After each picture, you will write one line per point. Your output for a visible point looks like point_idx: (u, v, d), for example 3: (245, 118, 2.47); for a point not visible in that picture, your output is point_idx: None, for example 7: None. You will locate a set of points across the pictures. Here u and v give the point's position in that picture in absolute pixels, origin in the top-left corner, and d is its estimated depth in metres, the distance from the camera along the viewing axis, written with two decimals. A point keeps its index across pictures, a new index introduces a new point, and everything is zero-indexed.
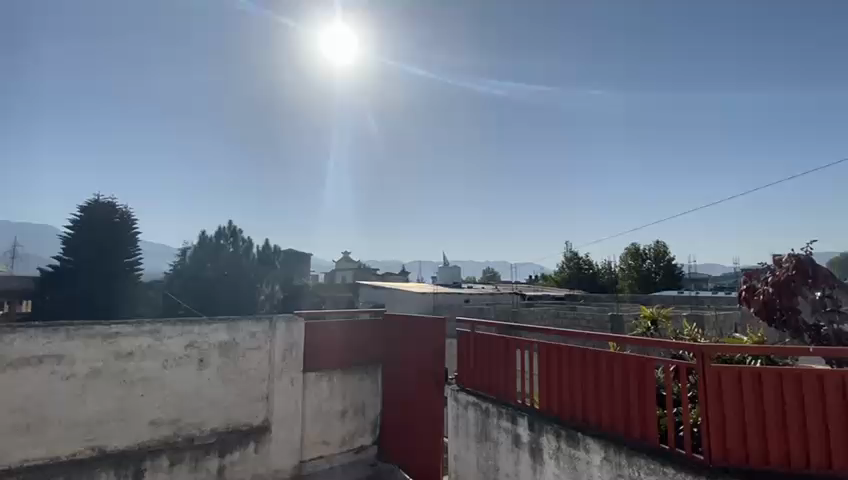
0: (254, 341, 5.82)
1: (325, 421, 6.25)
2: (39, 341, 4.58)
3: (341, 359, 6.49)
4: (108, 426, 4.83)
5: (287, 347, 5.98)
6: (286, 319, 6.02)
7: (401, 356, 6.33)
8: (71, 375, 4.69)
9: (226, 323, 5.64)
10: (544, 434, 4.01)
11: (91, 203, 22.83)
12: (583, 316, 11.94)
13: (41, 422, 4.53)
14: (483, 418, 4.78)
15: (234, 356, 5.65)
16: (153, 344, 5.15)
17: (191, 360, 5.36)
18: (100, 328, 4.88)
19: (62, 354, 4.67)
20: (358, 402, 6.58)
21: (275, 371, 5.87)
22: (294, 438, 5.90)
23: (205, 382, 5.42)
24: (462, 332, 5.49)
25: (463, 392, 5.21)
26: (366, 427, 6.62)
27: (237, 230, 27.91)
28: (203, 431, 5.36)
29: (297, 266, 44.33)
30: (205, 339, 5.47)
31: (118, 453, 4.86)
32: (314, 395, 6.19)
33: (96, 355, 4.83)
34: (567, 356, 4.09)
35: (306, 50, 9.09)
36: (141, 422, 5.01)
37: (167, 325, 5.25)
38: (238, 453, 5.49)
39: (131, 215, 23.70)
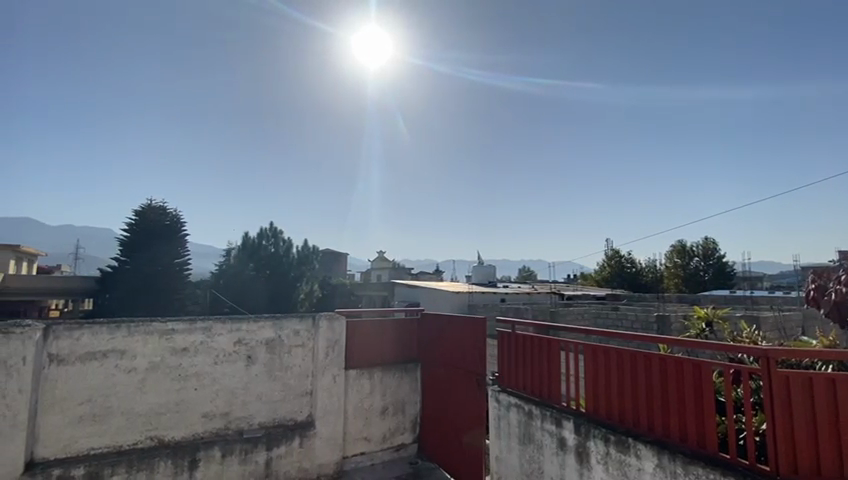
0: (298, 338, 5.98)
1: (366, 418, 6.34)
2: (103, 337, 4.90)
3: (381, 357, 6.56)
4: (165, 418, 5.11)
5: (329, 345, 6.09)
6: (328, 317, 6.13)
7: (441, 356, 6.34)
8: (132, 369, 4.99)
9: (272, 321, 5.84)
10: (591, 438, 3.86)
11: (145, 207, 24.39)
12: (627, 317, 11.49)
13: (106, 412, 4.85)
14: (525, 420, 4.68)
15: (279, 353, 5.83)
16: (205, 341, 5.39)
17: (239, 356, 5.57)
18: (157, 325, 5.16)
19: (124, 349, 4.98)
20: (398, 401, 6.62)
21: (319, 368, 5.99)
22: (337, 435, 5.99)
23: (253, 378, 5.62)
24: (502, 331, 5.42)
25: (504, 393, 5.13)
26: (406, 425, 6.66)
27: (279, 231, 28.48)
28: (252, 424, 5.58)
29: (334, 266, 45.20)
30: (252, 336, 5.68)
31: (174, 443, 5.13)
32: (356, 392, 6.28)
33: (153, 351, 5.11)
34: (616, 358, 3.92)
35: (342, 53, 9.24)
36: (194, 414, 5.27)
37: (217, 323, 5.49)
38: (284, 448, 5.62)
39: (180, 218, 25.00)
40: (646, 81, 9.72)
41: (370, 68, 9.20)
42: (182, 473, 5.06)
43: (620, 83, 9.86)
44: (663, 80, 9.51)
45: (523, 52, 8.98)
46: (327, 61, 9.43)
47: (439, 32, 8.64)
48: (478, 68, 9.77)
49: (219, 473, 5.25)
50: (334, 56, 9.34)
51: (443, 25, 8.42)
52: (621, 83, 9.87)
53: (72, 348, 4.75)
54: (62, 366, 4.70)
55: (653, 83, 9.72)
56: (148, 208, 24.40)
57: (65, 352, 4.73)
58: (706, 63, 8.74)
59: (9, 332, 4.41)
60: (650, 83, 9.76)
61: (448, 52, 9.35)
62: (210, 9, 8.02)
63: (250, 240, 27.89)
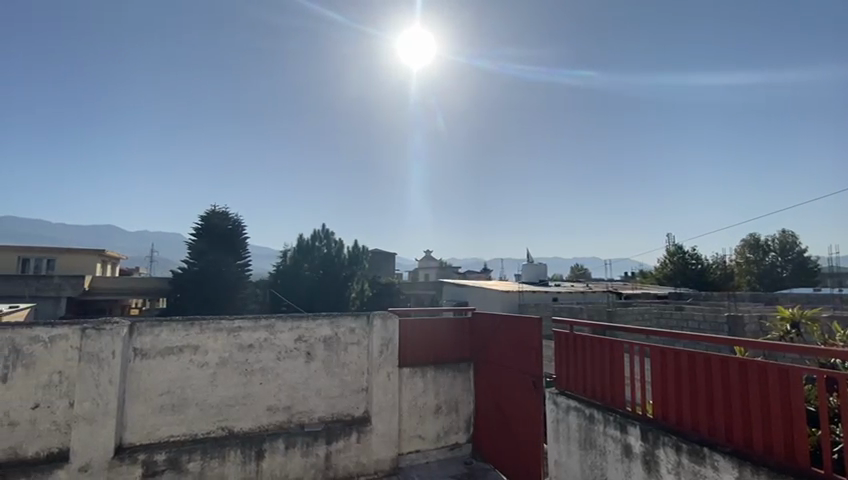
0: (354, 336, 6.14)
1: (420, 416, 6.38)
2: (179, 333, 5.31)
3: (434, 356, 6.59)
4: (234, 409, 5.44)
5: (383, 343, 6.18)
6: (381, 315, 6.25)
7: (494, 356, 6.26)
8: (204, 364, 5.36)
9: (329, 318, 6.04)
10: (661, 445, 3.63)
11: (209, 213, 26.15)
12: (693, 317, 10.70)
13: (182, 403, 5.24)
14: (586, 425, 4.49)
15: (337, 350, 6.02)
16: (269, 337, 5.69)
17: (300, 353, 5.81)
18: (226, 322, 5.51)
19: (197, 345, 5.36)
20: (452, 399, 6.62)
21: (374, 365, 6.11)
22: (393, 432, 6.08)
23: (312, 374, 5.84)
24: (558, 331, 5.24)
25: (563, 396, 4.96)
26: (460, 425, 6.64)
27: (330, 232, 29.65)
28: (312, 418, 5.80)
29: (382, 266, 45.95)
30: (311, 333, 5.91)
31: (242, 433, 5.45)
32: (410, 390, 6.35)
33: (223, 347, 5.46)
34: (688, 361, 3.66)
35: (387, 57, 9.44)
36: (261, 407, 5.57)
37: (279, 321, 5.76)
38: (342, 442, 5.78)
39: (241, 222, 26.68)
40: (710, 67, 9.03)
41: (415, 70, 9.32)
42: (250, 462, 5.35)
43: (681, 72, 9.23)
44: (730, 67, 8.79)
45: (572, 45, 8.64)
46: (375, 66, 9.63)
47: (486, 29, 8.52)
48: (527, 65, 9.53)
49: (284, 463, 5.50)
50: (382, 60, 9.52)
51: (490, 23, 8.29)
52: (681, 72, 9.23)
53: (154, 343, 5.19)
54: (145, 360, 5.14)
55: (716, 70, 9.04)
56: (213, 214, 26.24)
57: (147, 346, 5.17)
58: (779, 45, 7.99)
59: (102, 328, 4.90)
60: (716, 72, 9.06)
61: (494, 49, 9.20)
62: (264, 23, 8.50)
63: (305, 241, 29.47)
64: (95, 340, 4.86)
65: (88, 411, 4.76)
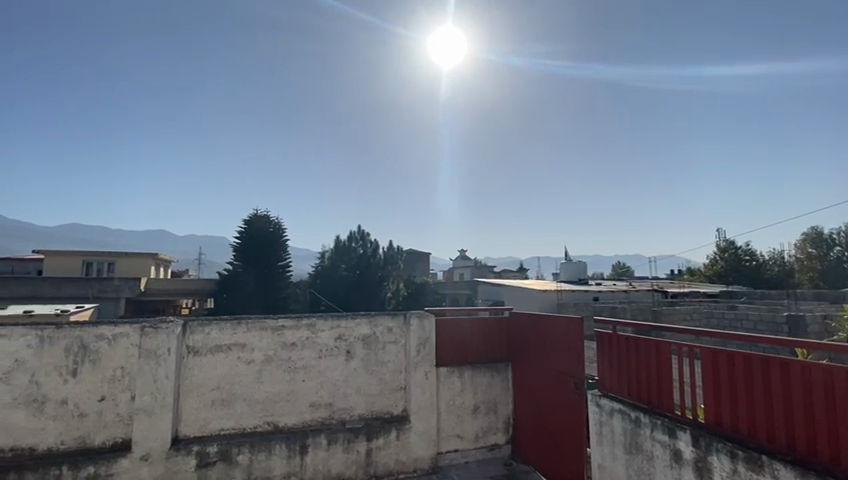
0: (391, 335, 6.23)
1: (459, 416, 6.38)
2: (228, 332, 5.58)
3: (471, 356, 6.56)
4: (279, 405, 5.66)
5: (420, 342, 6.23)
6: (418, 315, 6.29)
7: (532, 356, 6.18)
8: (251, 361, 5.61)
9: (367, 317, 6.16)
10: (714, 452, 3.44)
11: (252, 217, 27.27)
12: (747, 316, 10.08)
13: (231, 398, 5.51)
14: (632, 429, 4.33)
15: (375, 349, 6.12)
16: (310, 336, 5.87)
17: (340, 351, 5.96)
18: (270, 321, 5.74)
19: (244, 343, 5.62)
20: (490, 399, 6.57)
21: (411, 364, 6.17)
22: (432, 431, 6.11)
23: (352, 372, 5.98)
24: (600, 332, 5.09)
25: (606, 398, 4.81)
26: (499, 426, 6.58)
27: (366, 233, 30.21)
28: (353, 415, 5.93)
29: (417, 266, 46.12)
30: (350, 332, 6.05)
31: (287, 429, 5.65)
32: (448, 389, 6.36)
33: (268, 345, 5.69)
34: (742, 363, 3.44)
35: (419, 57, 9.48)
36: (303, 404, 5.76)
37: (320, 320, 5.94)
38: (382, 439, 5.88)
39: (282, 225, 27.66)
40: None
41: (446, 71, 9.40)
42: (295, 457, 5.55)
43: None
44: None
45: None
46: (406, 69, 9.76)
47: None
48: None
49: (326, 459, 5.66)
50: (414, 63, 9.65)
51: None
52: None
53: (205, 342, 5.48)
54: (197, 357, 5.44)
55: None
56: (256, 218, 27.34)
57: (200, 344, 5.48)
58: None
59: (159, 326, 5.24)
60: None
61: None
62: None
63: (342, 243, 30.24)
64: (152, 338, 5.20)
65: (148, 405, 5.10)
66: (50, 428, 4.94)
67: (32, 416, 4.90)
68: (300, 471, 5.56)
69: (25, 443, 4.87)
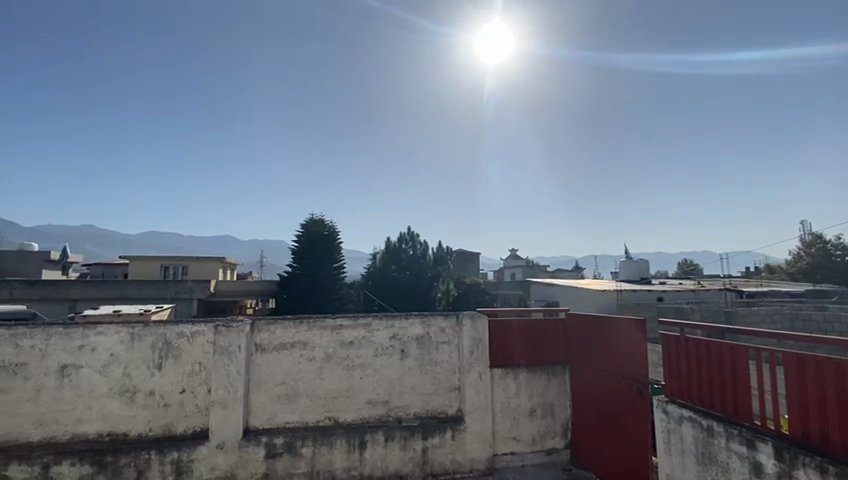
0: (444, 335, 6.28)
1: (514, 418, 6.29)
2: (291, 330, 5.91)
3: (526, 357, 6.44)
4: (338, 401, 5.90)
5: (474, 342, 6.23)
6: (471, 316, 6.29)
7: (590, 358, 5.98)
8: (312, 358, 5.90)
9: (420, 318, 6.26)
10: (801, 467, 3.15)
11: (308, 221, 28.46)
12: (841, 318, 9.03)
13: (295, 393, 5.82)
14: (704, 438, 4.05)
15: (429, 348, 6.21)
16: (367, 335, 6.07)
17: (394, 350, 6.11)
18: (329, 321, 6.00)
19: (306, 342, 5.92)
20: (547, 403, 6.42)
21: (465, 364, 6.17)
22: (487, 432, 6.08)
23: (407, 371, 6.10)
24: (666, 334, 4.80)
25: (674, 405, 4.54)
26: (557, 430, 6.40)
27: (415, 234, 30.62)
28: (409, 413, 6.05)
29: (467, 267, 45.74)
30: (404, 332, 6.17)
31: (347, 424, 5.87)
32: (502, 391, 6.29)
33: (328, 343, 5.95)
34: (832, 370, 3.12)
35: None
36: (361, 400, 5.96)
37: (375, 320, 6.12)
38: (438, 438, 5.94)
39: (336, 229, 28.67)
40: None
41: None
42: (354, 451, 5.76)
43: None
44: None
45: None
46: None
47: None
48: None
49: (384, 455, 5.82)
50: None
51: None
52: None
53: (271, 339, 5.85)
54: (264, 354, 5.81)
55: None
56: (312, 222, 28.49)
57: (266, 342, 5.84)
58: None
59: (230, 325, 5.66)
60: None
61: None
62: None
63: (392, 244, 30.81)
64: (225, 336, 5.63)
65: (222, 397, 5.52)
66: (140, 416, 5.50)
67: (125, 404, 5.48)
68: (360, 466, 5.76)
69: (120, 429, 5.46)
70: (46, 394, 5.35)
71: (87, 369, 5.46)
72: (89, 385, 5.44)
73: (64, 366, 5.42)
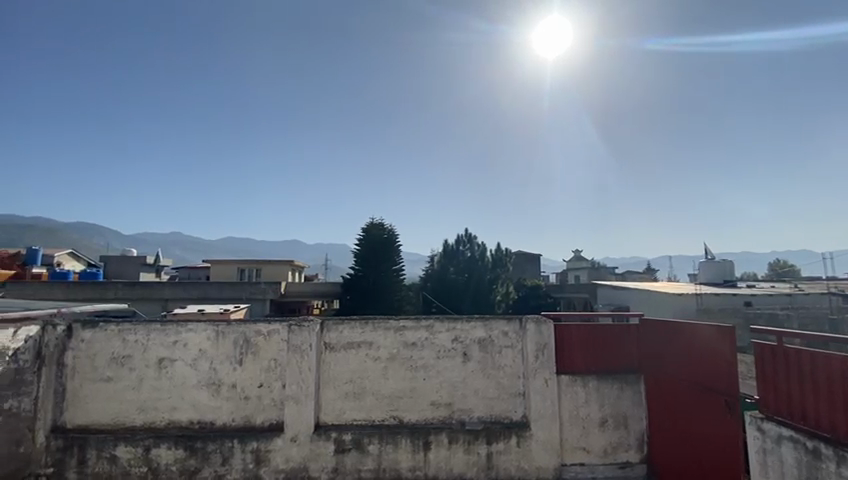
0: (507, 339, 6.17)
1: (583, 428, 6.01)
2: (357, 330, 6.12)
3: (595, 364, 6.13)
4: (402, 401, 6.01)
5: (538, 347, 6.04)
6: (535, 320, 6.11)
7: (669, 367, 5.57)
8: (377, 358, 6.07)
9: (482, 321, 6.19)
10: None
11: (368, 225, 29.25)
12: None
13: (362, 392, 6.02)
14: (809, 461, 3.59)
15: (492, 352, 6.13)
16: (429, 337, 6.13)
17: (457, 353, 6.10)
18: (392, 322, 6.14)
19: (371, 341, 6.10)
20: (619, 414, 6.06)
21: (530, 370, 6.01)
22: (554, 441, 5.87)
23: (470, 374, 6.07)
24: (760, 344, 4.33)
25: (771, 422, 4.06)
26: (632, 443, 6.01)
27: (473, 236, 30.39)
28: (472, 417, 6.00)
29: (527, 268, 44.50)
30: (466, 335, 6.15)
31: (411, 425, 5.96)
32: (570, 399, 6.03)
33: (391, 344, 6.10)
34: None
35: None
36: (425, 402, 6.02)
37: (437, 322, 6.16)
38: (503, 444, 5.85)
39: (395, 231, 29.20)
40: None
41: None
42: (418, 452, 5.83)
43: None
44: None
45: None
46: None
47: None
48: None
49: (448, 457, 5.83)
50: None
51: None
52: None
53: (338, 339, 6.09)
54: (332, 352, 6.08)
55: None
56: (372, 225, 29.18)
57: (334, 341, 6.11)
58: None
59: (302, 324, 6.01)
60: None
61: None
62: None
63: (450, 246, 30.81)
64: (298, 335, 5.99)
65: (295, 393, 5.86)
66: (224, 407, 5.99)
67: (211, 396, 6.00)
68: (424, 467, 5.82)
69: (208, 418, 5.98)
70: (147, 384, 6.01)
71: (180, 362, 6.05)
72: (182, 376, 6.02)
73: (161, 359, 6.05)
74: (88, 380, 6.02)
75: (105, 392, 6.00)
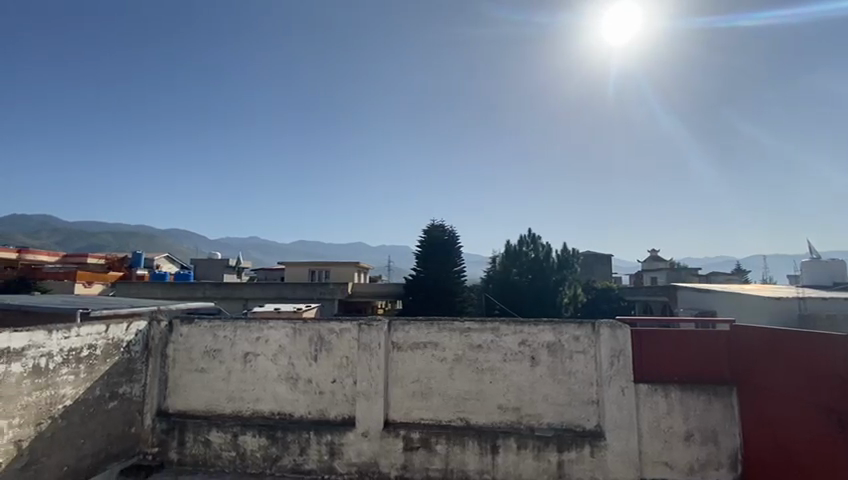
0: (579, 344, 5.91)
1: (665, 441, 5.59)
2: (423, 331, 6.22)
3: (677, 373, 5.68)
4: (469, 403, 6.00)
5: (613, 354, 5.71)
6: (609, 324, 5.79)
7: (765, 379, 5.04)
8: (443, 359, 6.13)
9: (551, 324, 6.00)
10: None
11: (429, 227, 29.60)
12: None
13: (429, 391, 6.11)
14: None
15: (561, 357, 5.91)
16: (495, 339, 6.06)
17: (524, 356, 5.97)
18: (458, 323, 6.16)
19: (437, 342, 6.17)
20: (708, 428, 5.55)
21: (604, 377, 5.71)
22: (632, 453, 5.52)
23: (538, 379, 5.90)
24: None
25: None
26: (724, 461, 5.47)
27: (537, 236, 29.56)
28: (542, 423, 5.83)
29: (597, 268, 42.25)
30: (534, 338, 5.99)
31: (478, 427, 5.93)
32: (650, 409, 5.64)
33: (457, 345, 6.12)
34: None
35: None
36: (492, 405, 5.96)
37: (503, 324, 6.07)
38: (575, 453, 5.62)
39: (455, 233, 29.26)
40: None
41: None
42: (486, 455, 5.79)
43: None
44: None
45: None
46: None
47: None
48: None
49: (517, 462, 5.73)
50: None
51: None
52: None
53: (405, 339, 6.24)
54: (400, 351, 6.23)
55: None
56: (432, 227, 29.49)
57: (401, 340, 6.25)
58: None
59: (371, 323, 6.24)
60: None
61: None
62: None
63: (513, 247, 30.19)
64: (367, 334, 6.22)
65: (365, 389, 6.10)
66: (301, 400, 6.38)
67: (290, 389, 6.43)
68: (493, 470, 5.77)
69: (287, 410, 6.41)
70: (235, 375, 6.59)
71: (262, 357, 6.55)
72: (264, 370, 6.52)
73: (246, 353, 6.60)
74: (186, 370, 6.73)
75: (199, 381, 6.67)
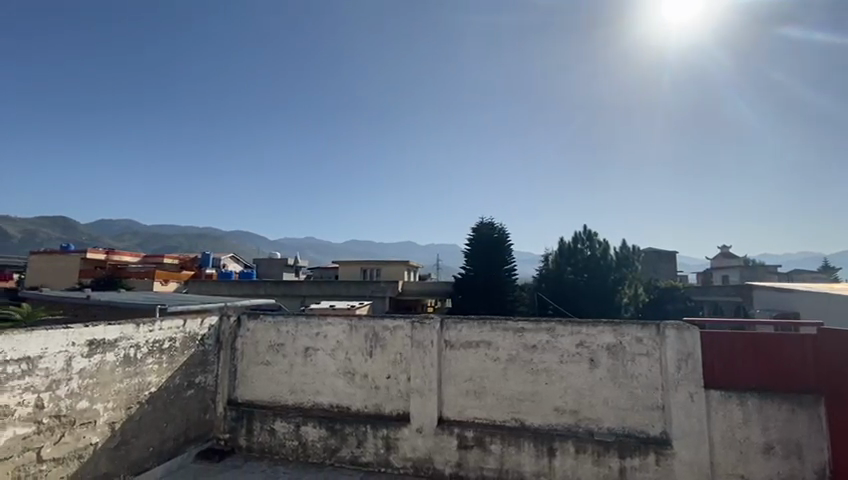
0: (642, 346, 5.62)
1: (741, 453, 5.17)
2: (476, 330, 6.21)
3: (754, 380, 5.24)
4: (524, 404, 5.91)
5: (681, 357, 5.40)
6: (676, 326, 5.47)
7: None
8: (496, 359, 6.08)
9: (611, 325, 5.76)
10: None
11: (478, 225, 29.50)
12: None
13: (482, 390, 6.09)
14: None
15: (622, 359, 5.65)
16: (551, 340, 5.92)
17: (582, 358, 5.78)
18: (511, 323, 6.09)
19: (490, 341, 6.13)
20: (791, 441, 5.07)
21: (670, 382, 5.40)
22: (703, 463, 5.18)
23: (598, 381, 5.69)
24: None
25: None
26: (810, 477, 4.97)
27: (593, 233, 28.46)
28: (602, 428, 5.61)
29: (660, 266, 39.72)
30: (593, 339, 5.78)
31: (534, 428, 5.83)
32: (723, 417, 5.25)
33: (511, 345, 6.05)
34: None
35: None
36: (548, 407, 5.83)
37: (559, 324, 5.92)
38: (638, 460, 5.37)
39: (505, 230, 28.94)
40: None
41: None
42: (543, 457, 5.69)
43: None
44: None
45: None
46: None
47: None
48: None
49: (575, 466, 5.57)
50: None
51: None
52: None
53: (458, 338, 6.26)
54: (453, 350, 6.27)
55: None
56: (482, 225, 29.35)
57: (454, 339, 6.29)
58: None
59: (424, 322, 6.33)
60: None
61: None
62: None
63: (567, 244, 29.25)
64: (420, 331, 6.33)
65: (419, 386, 6.22)
66: (358, 394, 6.61)
67: (347, 383, 6.68)
68: (549, 473, 5.65)
69: (344, 404, 6.66)
70: (297, 369, 6.95)
71: (321, 352, 6.86)
72: (323, 364, 6.82)
73: (307, 348, 6.94)
74: (253, 362, 7.20)
75: (265, 373, 7.11)
